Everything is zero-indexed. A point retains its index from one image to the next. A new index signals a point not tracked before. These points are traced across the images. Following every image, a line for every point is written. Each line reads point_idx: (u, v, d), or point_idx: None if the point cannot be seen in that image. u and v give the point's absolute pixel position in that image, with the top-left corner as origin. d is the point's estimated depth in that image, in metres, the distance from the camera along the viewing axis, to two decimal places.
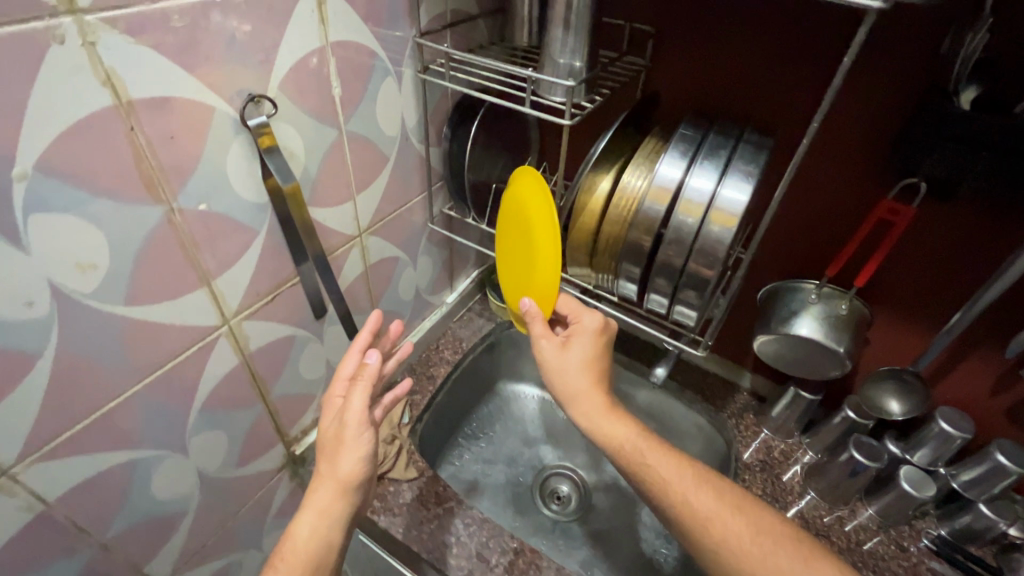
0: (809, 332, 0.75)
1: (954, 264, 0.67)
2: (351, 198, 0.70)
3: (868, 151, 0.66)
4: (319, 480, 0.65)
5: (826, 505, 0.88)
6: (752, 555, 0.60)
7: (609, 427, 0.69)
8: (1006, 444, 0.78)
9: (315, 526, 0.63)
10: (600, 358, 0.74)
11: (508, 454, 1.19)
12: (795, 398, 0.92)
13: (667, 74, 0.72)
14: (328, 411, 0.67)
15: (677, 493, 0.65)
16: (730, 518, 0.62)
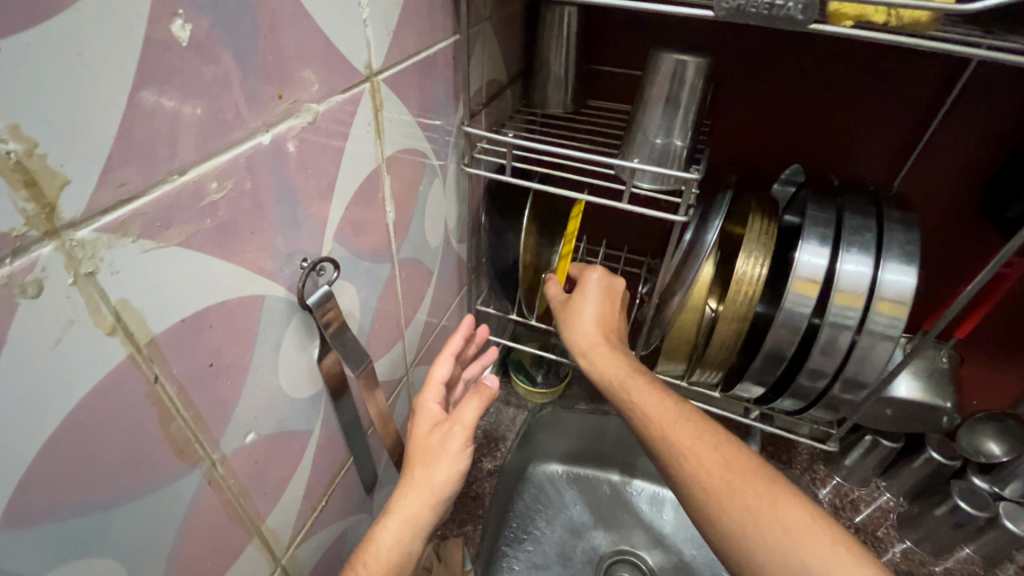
0: (908, 391, 0.70)
1: None
2: (401, 335, 0.53)
3: (960, 207, 0.61)
4: (408, 485, 0.51)
5: (930, 556, 0.81)
6: (722, 495, 0.46)
7: (602, 359, 0.56)
8: None
9: (400, 531, 0.49)
10: (615, 312, 0.60)
11: (558, 550, 0.94)
12: (873, 447, 0.85)
13: (733, 129, 0.65)
14: (423, 419, 0.54)
15: (656, 425, 0.50)
16: (706, 455, 0.48)
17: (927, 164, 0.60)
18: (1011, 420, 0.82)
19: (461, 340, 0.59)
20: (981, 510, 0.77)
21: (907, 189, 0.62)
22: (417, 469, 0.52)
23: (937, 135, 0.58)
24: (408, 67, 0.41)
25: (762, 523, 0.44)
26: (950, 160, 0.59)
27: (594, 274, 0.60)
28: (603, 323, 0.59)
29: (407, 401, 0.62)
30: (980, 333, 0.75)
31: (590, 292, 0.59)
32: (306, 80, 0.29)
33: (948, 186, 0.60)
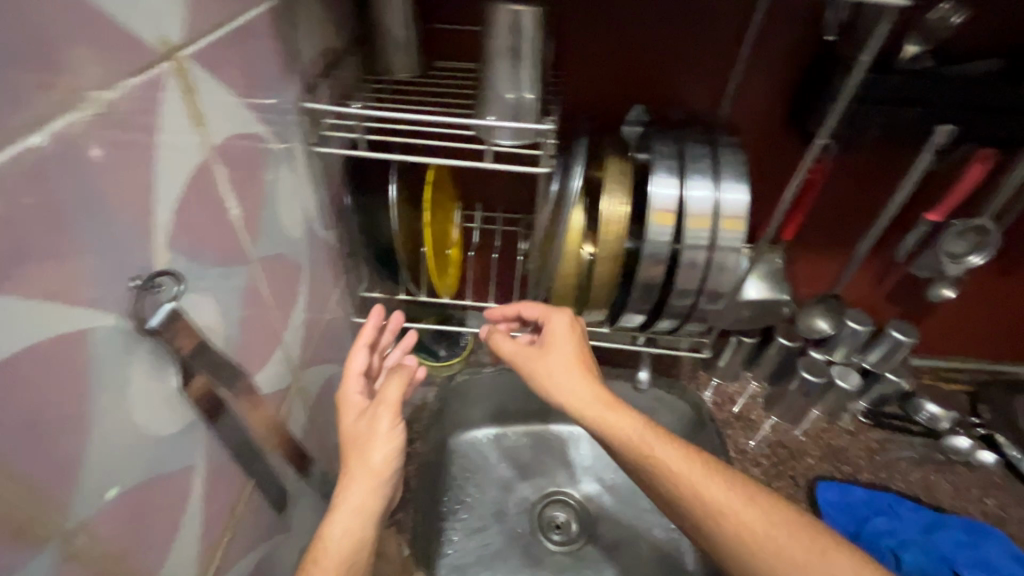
0: (756, 293, 0.81)
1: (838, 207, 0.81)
2: (279, 341, 0.49)
3: (773, 128, 0.70)
4: (350, 480, 0.49)
5: (792, 423, 0.98)
6: (749, 539, 0.50)
7: (609, 419, 0.55)
8: (898, 322, 0.95)
9: (348, 524, 0.48)
10: (586, 347, 0.61)
11: (494, 511, 0.97)
12: (738, 345, 0.98)
13: (578, 78, 0.67)
14: (348, 409, 0.53)
15: (689, 489, 0.52)
16: (722, 497, 0.52)
17: (745, 93, 0.68)
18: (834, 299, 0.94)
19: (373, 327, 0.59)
20: (821, 377, 0.93)
21: (731, 117, 0.69)
22: (354, 461, 0.51)
23: (747, 66, 0.65)
24: (219, 39, 0.35)
25: (786, 553, 0.49)
26: (762, 86, 0.67)
27: (559, 319, 0.60)
28: (579, 363, 0.59)
29: (305, 408, 0.58)
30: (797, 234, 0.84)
31: (555, 342, 0.58)
32: (78, 63, 0.24)
33: (762, 109, 0.69)
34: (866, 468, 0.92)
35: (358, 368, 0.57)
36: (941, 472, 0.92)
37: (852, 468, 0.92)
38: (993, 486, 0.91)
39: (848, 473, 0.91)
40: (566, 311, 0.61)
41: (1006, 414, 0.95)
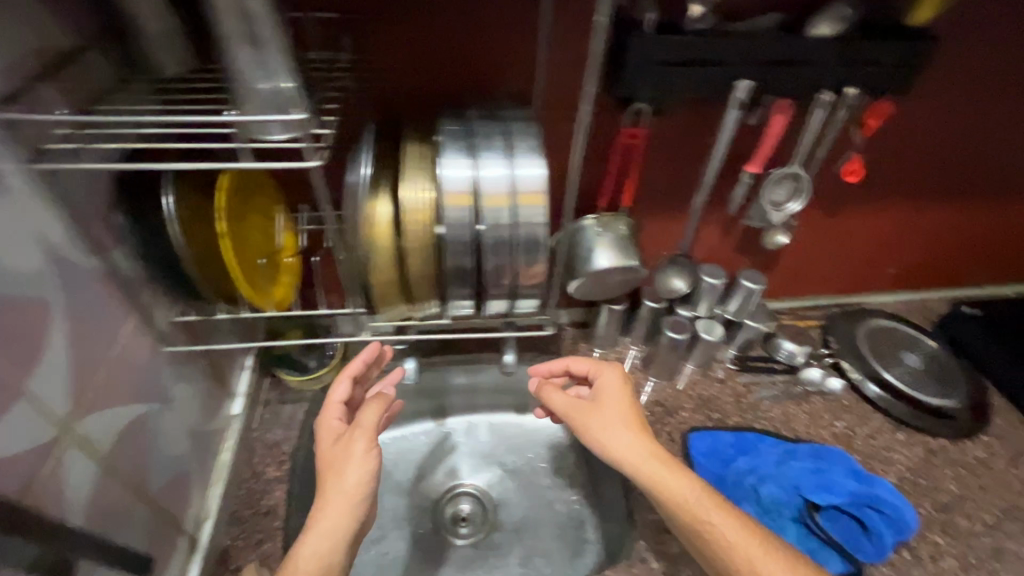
0: (606, 262, 0.82)
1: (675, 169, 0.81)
2: (10, 394, 0.43)
3: (592, 99, 0.71)
4: (327, 500, 0.62)
5: (668, 381, 1.02)
6: (731, 548, 0.61)
7: (655, 478, 0.64)
8: (749, 272, 1.00)
9: (316, 545, 0.60)
10: (636, 408, 0.71)
11: (393, 517, 0.94)
12: (610, 314, 1.01)
13: (383, 66, 0.64)
14: (326, 432, 0.69)
15: (721, 543, 0.61)
16: (720, 520, 0.62)
17: (556, 66, 0.67)
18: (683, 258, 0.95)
19: (359, 364, 0.76)
20: (685, 332, 0.97)
21: (549, 92, 0.69)
22: (332, 481, 0.63)
23: (550, 39, 0.65)
24: None
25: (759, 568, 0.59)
26: (570, 58, 0.67)
27: (609, 377, 0.73)
28: (636, 428, 0.68)
29: (90, 458, 0.52)
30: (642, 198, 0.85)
31: (604, 402, 0.70)
32: None
33: (576, 81, 0.69)
34: (734, 412, 0.98)
35: (338, 397, 0.73)
36: (798, 404, 1.00)
37: (722, 414, 0.98)
38: (842, 409, 0.99)
39: (719, 419, 0.97)
40: (623, 375, 0.73)
41: (849, 342, 1.04)
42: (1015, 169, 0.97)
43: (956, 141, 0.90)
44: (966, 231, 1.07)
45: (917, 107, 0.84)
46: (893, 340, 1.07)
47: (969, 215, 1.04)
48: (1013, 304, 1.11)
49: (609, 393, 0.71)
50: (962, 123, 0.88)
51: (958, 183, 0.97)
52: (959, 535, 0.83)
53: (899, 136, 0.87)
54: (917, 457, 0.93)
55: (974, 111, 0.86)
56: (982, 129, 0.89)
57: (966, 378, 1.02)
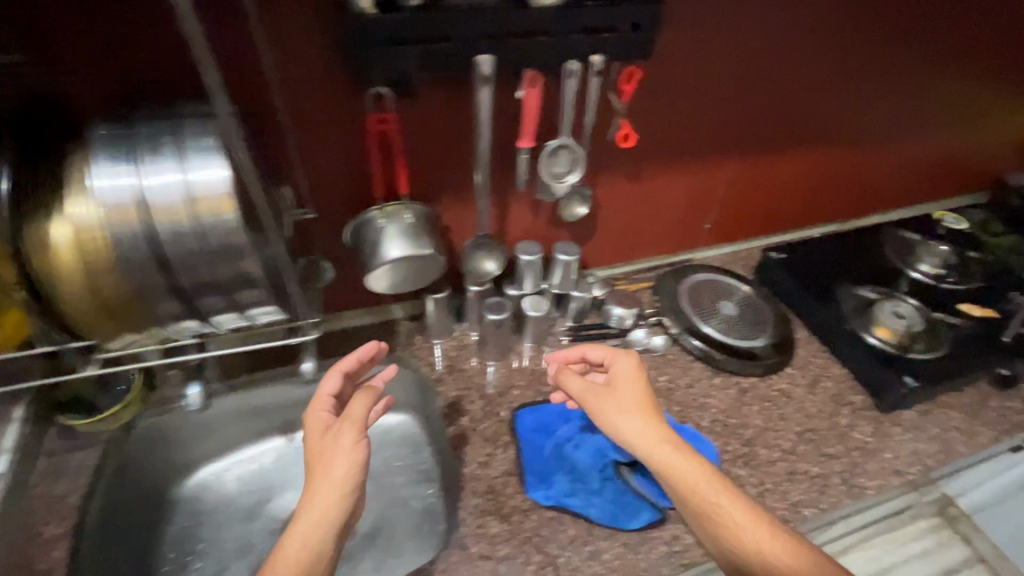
0: (398, 251, 0.81)
1: (450, 152, 0.80)
2: None
3: (340, 84, 0.70)
4: (316, 491, 0.68)
5: (504, 362, 1.03)
6: (715, 508, 0.69)
7: (660, 456, 0.73)
8: (565, 243, 1.02)
9: (308, 528, 0.66)
10: (645, 392, 0.79)
11: (231, 547, 0.91)
12: (436, 304, 1.00)
13: (106, 63, 0.64)
14: (315, 424, 0.77)
15: (712, 508, 0.69)
16: (717, 493, 0.69)
17: (290, 50, 0.66)
18: (490, 240, 0.93)
19: (355, 360, 0.86)
20: (506, 312, 0.97)
21: (288, 80, 0.68)
22: (321, 470, 0.70)
23: (274, 24, 0.64)
24: None
25: (743, 530, 0.67)
26: (303, 44, 0.66)
27: (624, 363, 0.82)
28: (650, 414, 0.76)
29: None
30: (426, 185, 0.83)
31: (624, 379, 0.80)
32: None
33: (316, 67, 0.68)
34: None
35: (329, 391, 0.83)
36: None
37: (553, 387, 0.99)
38: (666, 364, 1.04)
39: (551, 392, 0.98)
40: (637, 364, 0.81)
41: (669, 300, 1.10)
42: (791, 120, 1.04)
43: (728, 98, 0.94)
44: (765, 183, 1.14)
45: (680, 69, 0.87)
46: (711, 292, 1.13)
47: (763, 167, 1.11)
48: (815, 245, 1.21)
49: (622, 378, 0.80)
50: (727, 82, 0.92)
51: (744, 138, 1.02)
52: (760, 466, 0.89)
53: (671, 99, 0.90)
54: (729, 399, 0.99)
55: (735, 69, 0.91)
56: (748, 85, 0.94)
57: (773, 319, 1.10)
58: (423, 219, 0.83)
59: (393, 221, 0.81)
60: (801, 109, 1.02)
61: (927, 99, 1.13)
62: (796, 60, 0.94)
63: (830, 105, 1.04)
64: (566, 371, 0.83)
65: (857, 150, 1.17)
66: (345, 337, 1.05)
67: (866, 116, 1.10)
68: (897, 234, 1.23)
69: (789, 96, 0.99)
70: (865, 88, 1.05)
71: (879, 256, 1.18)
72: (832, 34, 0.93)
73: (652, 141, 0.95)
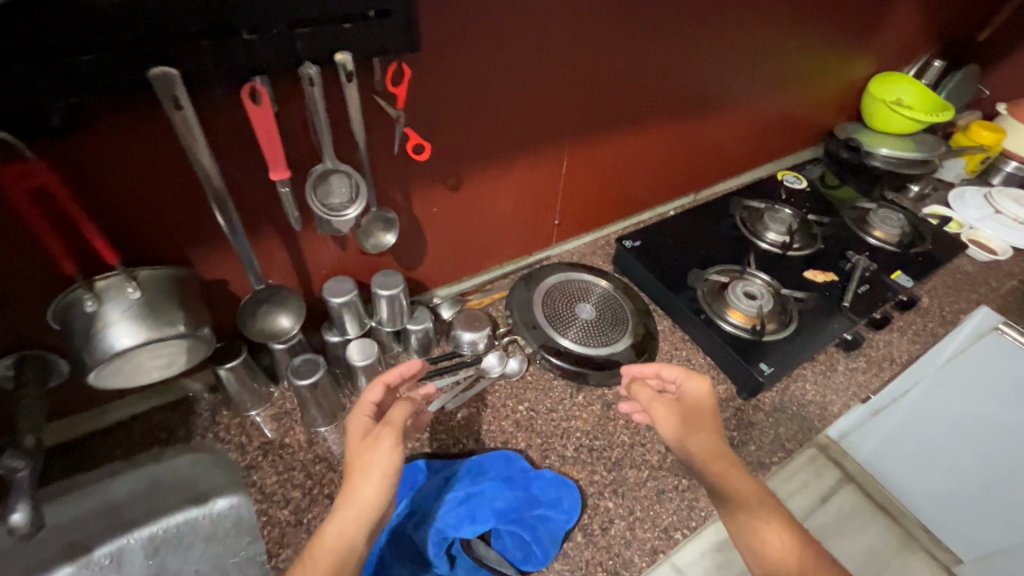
0: (129, 340, 0.59)
1: (173, 196, 0.59)
2: None
3: None
4: (354, 487, 0.61)
5: (336, 424, 0.85)
6: (763, 528, 0.62)
7: (719, 472, 0.66)
8: (386, 272, 0.85)
9: (343, 524, 0.59)
10: (718, 418, 0.72)
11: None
12: (232, 374, 0.80)
13: None
14: (358, 425, 0.66)
15: (769, 539, 0.61)
16: (765, 521, 0.62)
17: None
18: (275, 291, 0.72)
19: (398, 373, 0.72)
20: (320, 369, 0.79)
21: None
22: (357, 474, 0.61)
23: None
24: None
25: (778, 547, 0.60)
26: None
27: (697, 382, 0.74)
28: (714, 437, 0.69)
29: None
30: (155, 241, 0.62)
31: (695, 401, 0.73)
32: None
33: None
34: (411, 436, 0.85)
35: (371, 398, 0.69)
36: (479, 400, 0.90)
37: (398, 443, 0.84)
38: (525, 389, 0.92)
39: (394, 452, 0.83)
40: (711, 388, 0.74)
41: (522, 314, 0.98)
42: (622, 99, 0.94)
43: (543, 84, 0.82)
44: (609, 167, 1.06)
45: (475, 56, 0.72)
46: (567, 296, 1.03)
47: (603, 152, 1.01)
48: (667, 226, 1.16)
49: (696, 398, 0.73)
50: (538, 65, 0.79)
51: (573, 122, 0.91)
52: (628, 492, 0.81)
53: (472, 92, 0.75)
54: (594, 416, 0.90)
55: (544, 49, 0.78)
56: (564, 67, 0.82)
57: (632, 315, 1.02)
58: (160, 289, 0.62)
59: (110, 303, 0.59)
60: (629, 85, 0.93)
61: (753, 61, 1.10)
62: (611, 34, 0.83)
63: (659, 79, 0.96)
64: (638, 383, 0.78)
65: (696, 121, 1.12)
66: (118, 432, 0.81)
67: (698, 86, 1.04)
68: (744, 204, 1.21)
69: (613, 73, 0.89)
70: (692, 57, 0.98)
71: (727, 230, 1.16)
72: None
73: (463, 142, 0.80)
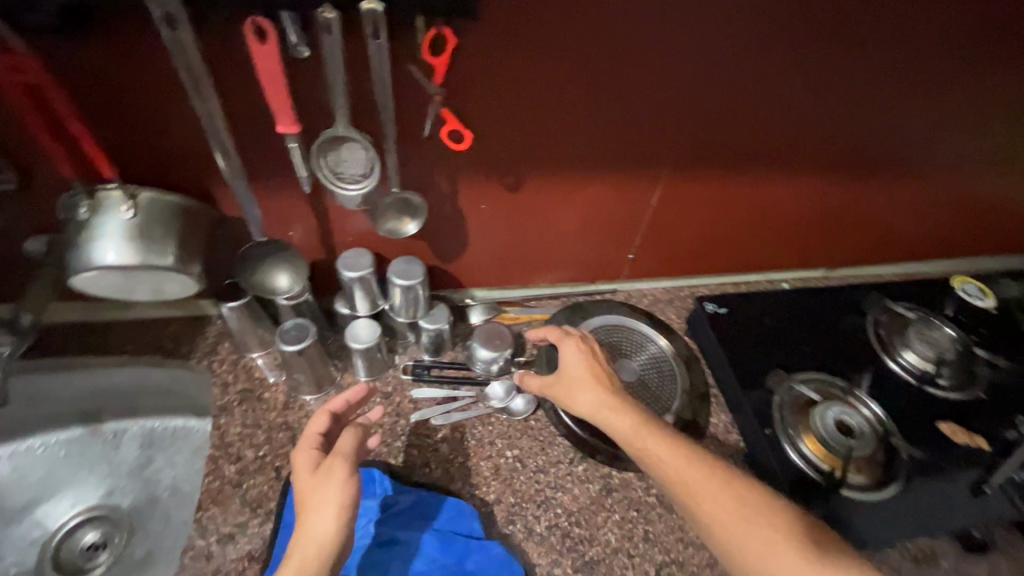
0: (116, 258, 0.57)
1: (183, 122, 0.56)
2: None
3: None
4: (303, 525, 0.52)
5: (318, 395, 0.81)
6: (685, 486, 0.57)
7: (614, 429, 0.64)
8: (411, 259, 0.76)
9: (303, 568, 0.49)
10: (600, 365, 0.70)
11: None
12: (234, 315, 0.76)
13: None
14: (304, 461, 0.57)
15: (682, 483, 0.58)
16: (670, 456, 0.59)
17: None
18: (276, 248, 0.70)
19: (343, 400, 0.65)
20: (309, 337, 0.73)
21: None
22: (308, 510, 0.52)
23: None
24: None
25: (701, 494, 0.57)
26: None
27: (567, 342, 0.72)
28: (597, 388, 0.67)
29: None
30: (167, 164, 0.60)
31: (571, 355, 0.71)
32: None
33: None
34: (382, 438, 0.77)
35: (316, 429, 0.61)
36: (467, 427, 0.79)
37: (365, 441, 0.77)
38: (521, 435, 0.79)
39: None
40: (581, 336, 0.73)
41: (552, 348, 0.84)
42: (763, 139, 0.73)
43: (655, 98, 0.64)
44: (723, 213, 0.85)
45: (567, 41, 0.56)
46: (611, 346, 0.87)
47: (717, 195, 0.82)
48: (773, 301, 0.92)
49: (571, 350, 0.72)
50: (653, 73, 0.61)
51: (686, 149, 0.72)
52: None
53: (555, 84, 0.60)
54: (586, 498, 0.75)
55: (666, 56, 0.60)
56: (689, 83, 0.64)
57: (682, 394, 0.83)
58: (156, 214, 0.59)
59: (103, 217, 0.57)
60: (778, 125, 0.71)
61: (981, 129, 0.79)
62: (771, 55, 0.62)
63: (824, 126, 0.73)
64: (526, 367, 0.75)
65: (862, 186, 0.85)
66: (136, 331, 0.86)
67: (881, 144, 0.78)
68: (887, 305, 0.91)
69: (758, 105, 0.68)
70: (883, 108, 0.72)
71: (852, 331, 0.89)
72: (837, 19, 0.60)
73: (532, 140, 0.66)
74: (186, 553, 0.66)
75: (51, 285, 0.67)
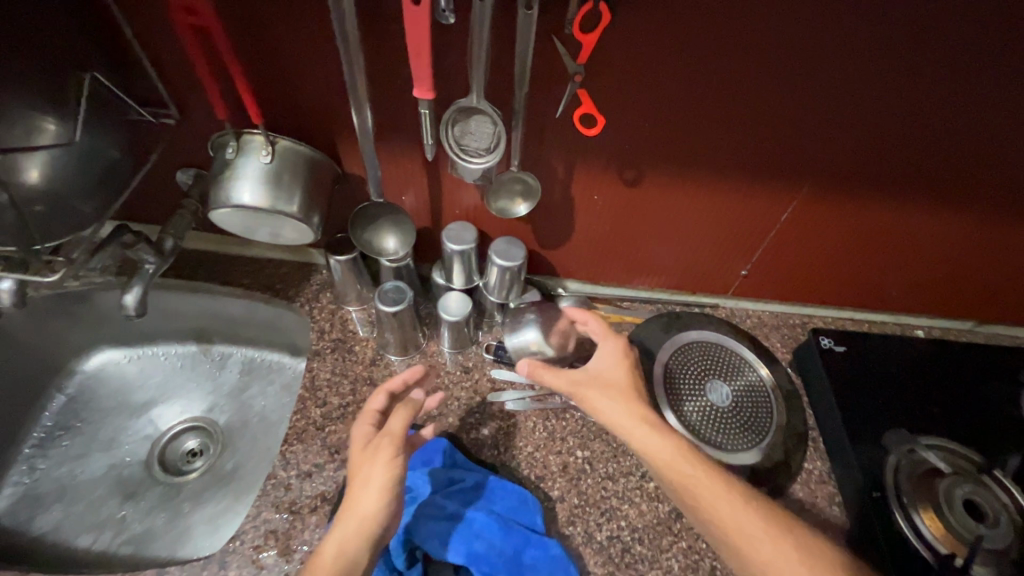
0: (250, 198, 0.60)
1: (327, 76, 0.58)
2: None
3: None
4: (353, 494, 0.55)
5: (403, 356, 0.83)
6: (685, 482, 0.60)
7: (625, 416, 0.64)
8: (513, 240, 0.75)
9: (346, 541, 0.52)
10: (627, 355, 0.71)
11: (106, 437, 0.90)
12: (340, 270, 0.79)
13: None
14: (359, 436, 0.60)
15: (671, 467, 0.61)
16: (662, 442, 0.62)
17: None
18: (388, 211, 0.71)
19: (401, 380, 0.65)
20: (405, 301, 0.75)
21: None
22: (354, 483, 0.55)
23: None
24: None
25: (688, 482, 0.60)
26: None
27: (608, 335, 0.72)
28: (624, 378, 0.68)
29: None
30: (308, 115, 0.63)
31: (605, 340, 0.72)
32: None
33: None
34: (456, 412, 0.78)
35: (375, 406, 0.63)
36: (541, 418, 0.78)
37: (439, 411, 0.78)
38: (594, 437, 0.76)
39: (429, 417, 0.77)
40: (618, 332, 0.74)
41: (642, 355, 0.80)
42: (927, 167, 0.63)
43: (812, 106, 0.57)
44: (860, 243, 0.76)
45: (730, 30, 0.51)
46: (704, 364, 0.81)
47: (854, 221, 0.72)
48: (903, 348, 0.81)
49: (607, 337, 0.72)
50: (821, 77, 0.54)
51: (827, 163, 0.64)
52: None
53: (706, 78, 0.55)
54: (653, 518, 0.71)
55: (844, 58, 0.52)
56: (852, 93, 0.56)
57: (776, 431, 0.76)
58: (289, 161, 0.62)
59: (245, 158, 0.61)
60: (956, 154, 0.61)
61: None
62: (964, 70, 0.52)
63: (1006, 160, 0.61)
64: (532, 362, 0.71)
65: None
66: (250, 267, 0.92)
67: None
68: None
69: (938, 128, 0.58)
70: None
71: (996, 401, 0.76)
72: None
73: (660, 134, 0.61)
74: (268, 480, 0.71)
75: (194, 215, 0.74)
